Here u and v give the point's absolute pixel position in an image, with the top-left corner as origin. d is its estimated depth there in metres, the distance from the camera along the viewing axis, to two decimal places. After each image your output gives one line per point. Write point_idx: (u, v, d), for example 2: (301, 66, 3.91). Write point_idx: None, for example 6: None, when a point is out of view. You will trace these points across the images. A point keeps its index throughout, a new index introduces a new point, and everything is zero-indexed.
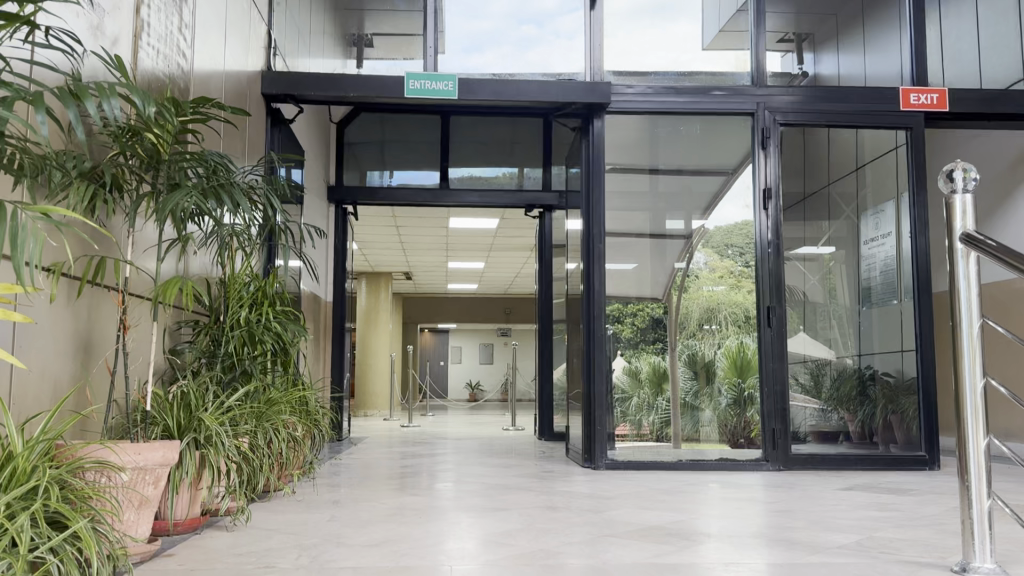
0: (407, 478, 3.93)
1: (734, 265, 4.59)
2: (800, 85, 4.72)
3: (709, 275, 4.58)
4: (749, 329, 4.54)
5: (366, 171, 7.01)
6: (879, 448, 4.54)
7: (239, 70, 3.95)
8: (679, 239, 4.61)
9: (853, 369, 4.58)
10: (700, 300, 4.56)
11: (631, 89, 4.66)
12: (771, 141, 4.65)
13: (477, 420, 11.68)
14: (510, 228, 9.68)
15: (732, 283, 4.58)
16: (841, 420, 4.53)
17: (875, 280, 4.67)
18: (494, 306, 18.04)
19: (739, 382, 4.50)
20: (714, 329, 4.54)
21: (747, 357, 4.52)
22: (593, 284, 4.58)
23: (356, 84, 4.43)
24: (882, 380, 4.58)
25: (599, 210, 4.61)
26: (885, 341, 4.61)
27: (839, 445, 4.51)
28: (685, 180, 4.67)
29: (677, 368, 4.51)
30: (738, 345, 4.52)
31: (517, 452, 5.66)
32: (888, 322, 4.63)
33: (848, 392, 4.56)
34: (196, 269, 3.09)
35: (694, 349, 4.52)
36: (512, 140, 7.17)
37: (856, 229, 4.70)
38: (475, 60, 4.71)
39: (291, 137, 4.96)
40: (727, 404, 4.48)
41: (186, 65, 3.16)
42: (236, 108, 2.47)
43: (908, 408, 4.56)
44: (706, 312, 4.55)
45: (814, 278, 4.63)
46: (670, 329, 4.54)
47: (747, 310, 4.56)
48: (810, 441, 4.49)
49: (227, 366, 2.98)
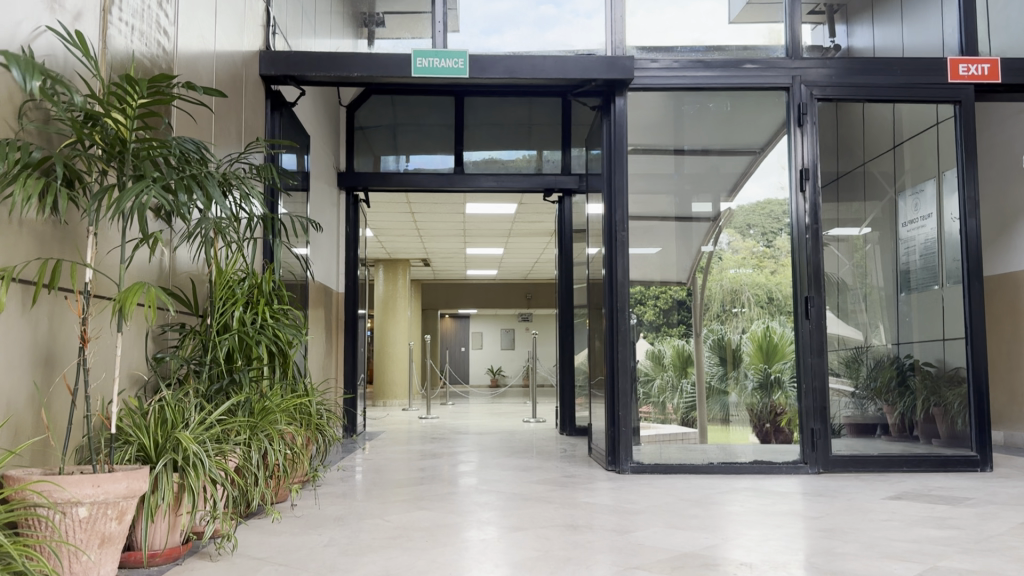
0: (419, 487, 3.67)
1: (756, 245, 4.27)
2: (834, 58, 4.37)
3: (733, 257, 4.27)
4: (773, 312, 4.23)
5: (379, 155, 6.75)
6: (920, 443, 4.21)
7: (233, 51, 3.68)
8: (705, 222, 4.30)
9: (890, 357, 4.27)
10: (722, 282, 4.26)
11: (655, 63, 4.34)
12: (809, 118, 4.31)
13: (498, 411, 11.43)
14: (530, 213, 9.39)
15: (755, 261, 4.26)
16: (878, 411, 4.21)
17: (914, 263, 4.34)
18: (516, 292, 17.78)
19: (765, 366, 4.19)
20: (739, 312, 4.23)
21: (775, 341, 4.20)
22: (616, 277, 4.28)
23: (361, 63, 4.16)
24: (922, 371, 4.27)
25: (622, 197, 4.31)
26: (926, 330, 4.29)
27: (877, 439, 4.18)
28: (711, 160, 4.35)
29: (703, 352, 4.21)
30: (764, 329, 4.21)
31: (538, 451, 5.39)
32: (930, 309, 4.30)
33: (884, 382, 4.24)
34: (182, 267, 2.85)
35: (720, 334, 4.21)
36: (529, 121, 6.87)
37: (895, 211, 4.37)
38: (495, 43, 4.35)
39: (293, 122, 4.69)
40: (760, 399, 4.18)
41: (168, 45, 2.90)
42: (210, 89, 2.22)
43: (952, 399, 4.25)
44: (730, 296, 4.24)
45: (850, 264, 4.30)
46: (696, 313, 4.24)
47: (773, 292, 4.25)
48: (845, 434, 4.16)
49: (217, 372, 2.74)
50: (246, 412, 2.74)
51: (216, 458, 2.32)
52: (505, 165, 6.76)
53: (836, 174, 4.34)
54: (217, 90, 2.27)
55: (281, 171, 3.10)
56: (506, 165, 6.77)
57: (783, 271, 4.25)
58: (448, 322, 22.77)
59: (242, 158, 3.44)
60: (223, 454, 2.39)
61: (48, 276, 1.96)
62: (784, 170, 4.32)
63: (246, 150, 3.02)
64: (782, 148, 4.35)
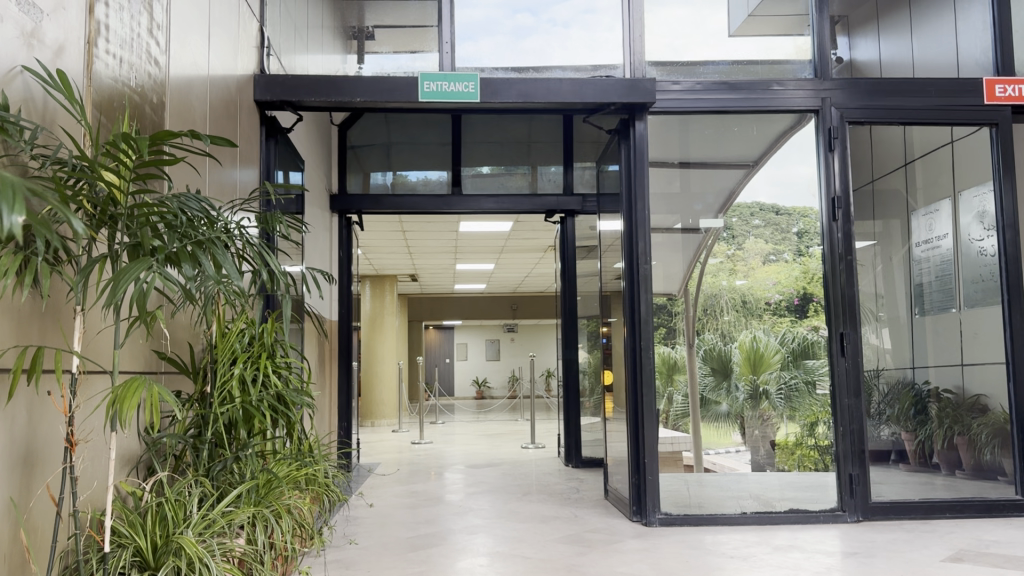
0: (433, 551, 3.35)
1: (725, 248, 4.03)
2: (832, 74, 4.11)
3: (717, 264, 4.03)
4: (748, 316, 4.00)
5: (370, 172, 6.46)
6: (941, 471, 3.97)
7: (227, 75, 3.37)
8: (694, 235, 4.04)
9: (907, 382, 4.02)
10: (705, 288, 4.01)
11: (677, 85, 4.08)
12: (839, 142, 4.07)
13: (492, 430, 11.11)
14: (524, 230, 9.13)
15: (725, 265, 4.03)
16: (894, 436, 3.95)
17: (928, 280, 4.11)
18: (501, 303, 17.53)
19: (754, 378, 3.96)
20: (720, 316, 3.99)
21: (761, 350, 3.98)
22: (639, 313, 3.99)
23: (361, 88, 3.85)
24: (941, 397, 4.03)
25: (645, 229, 4.03)
26: (941, 353, 4.05)
27: (891, 466, 3.92)
28: (716, 178, 4.06)
29: (694, 362, 3.98)
30: (751, 338, 3.99)
31: (548, 490, 5.11)
32: (947, 333, 4.06)
33: (902, 409, 4.00)
34: (177, 326, 2.55)
35: (710, 344, 3.98)
36: (529, 138, 6.60)
37: (907, 228, 4.13)
38: (469, 50, 4.14)
39: (287, 148, 4.38)
40: (755, 408, 3.93)
41: (159, 74, 2.58)
42: (214, 136, 1.93)
43: (979, 430, 4.02)
44: (709, 306, 3.99)
45: (797, 269, 4.03)
46: (686, 323, 3.98)
47: (746, 295, 4.02)
48: (868, 464, 3.89)
49: (217, 446, 2.44)
50: (251, 488, 2.45)
51: (222, 560, 2.02)
52: (504, 184, 6.47)
53: (807, 180, 4.08)
54: (223, 137, 1.99)
55: (286, 219, 2.84)
56: (504, 182, 6.48)
57: (751, 273, 4.03)
58: (432, 334, 22.48)
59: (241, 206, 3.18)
60: (229, 552, 2.09)
61: (26, 365, 1.65)
62: (804, 189, 4.07)
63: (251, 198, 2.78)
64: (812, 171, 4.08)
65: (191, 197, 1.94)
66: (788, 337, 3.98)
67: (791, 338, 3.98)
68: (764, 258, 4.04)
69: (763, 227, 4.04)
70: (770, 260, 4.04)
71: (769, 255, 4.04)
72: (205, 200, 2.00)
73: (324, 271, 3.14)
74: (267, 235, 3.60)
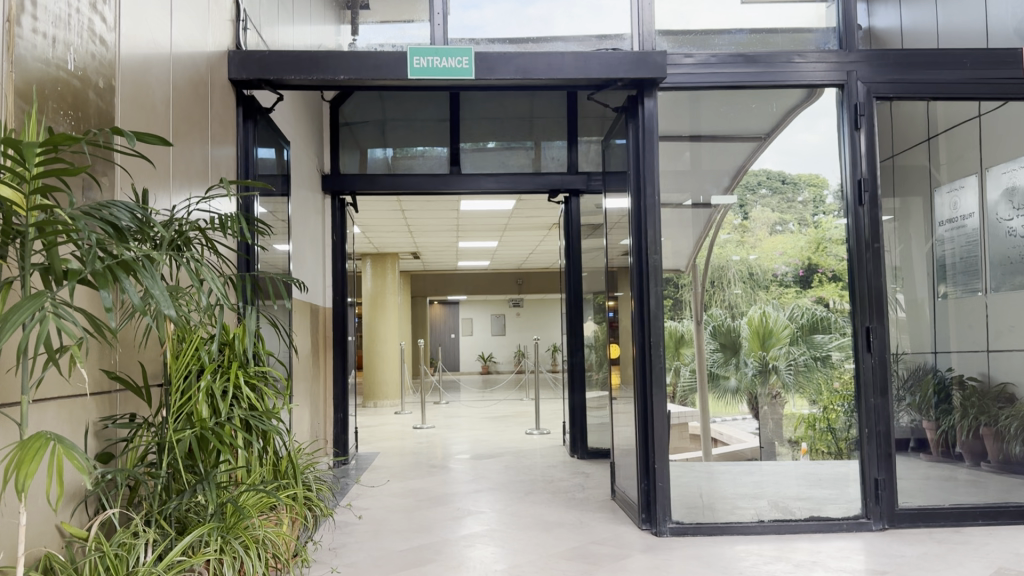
0: (426, 569, 3.09)
1: (733, 218, 3.75)
2: (856, 47, 3.77)
3: (732, 241, 3.74)
4: (759, 291, 3.73)
5: (366, 150, 6.15)
6: (965, 463, 3.71)
7: (195, 54, 3.07)
8: (703, 210, 3.74)
9: (928, 368, 3.74)
10: (712, 258, 3.73)
11: (690, 58, 3.75)
12: (865, 119, 3.74)
13: (497, 411, 10.87)
14: (528, 208, 8.83)
15: (734, 238, 3.74)
16: (912, 423, 3.70)
17: (951, 260, 3.80)
18: (507, 279, 17.27)
19: (764, 354, 3.70)
20: (731, 295, 3.72)
21: (773, 325, 3.71)
22: (648, 307, 3.69)
23: (345, 64, 3.53)
24: (967, 386, 3.75)
25: (656, 214, 3.72)
26: (964, 336, 3.76)
27: (910, 454, 3.66)
28: (728, 147, 3.76)
29: (703, 338, 3.70)
30: (761, 313, 3.71)
31: (553, 487, 4.85)
32: (970, 316, 3.76)
33: (923, 397, 3.73)
34: (133, 338, 2.29)
35: (720, 320, 3.71)
36: (531, 114, 6.27)
37: (930, 207, 3.82)
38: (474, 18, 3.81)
39: (267, 127, 4.05)
40: (767, 388, 3.68)
41: (106, 53, 2.28)
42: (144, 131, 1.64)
43: (1007, 422, 3.74)
44: (715, 275, 3.72)
45: (805, 239, 3.75)
46: (694, 297, 3.71)
47: (754, 267, 3.74)
48: (904, 455, 3.65)
49: (178, 472, 2.19)
50: (217, 516, 2.20)
51: None
52: (504, 162, 6.16)
53: (820, 146, 3.77)
54: (152, 134, 1.74)
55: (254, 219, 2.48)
56: (504, 161, 6.16)
57: (758, 244, 3.74)
58: (437, 309, 22.26)
59: (199, 205, 2.87)
60: None
61: None
62: (816, 156, 3.77)
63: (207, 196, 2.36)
64: (831, 137, 3.78)
65: (121, 205, 1.70)
66: (798, 312, 3.72)
67: (800, 313, 3.72)
68: (771, 228, 3.75)
69: (770, 196, 3.74)
70: (777, 230, 3.75)
71: (775, 225, 3.75)
72: (137, 208, 1.75)
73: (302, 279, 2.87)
74: (248, 261, 3.31)
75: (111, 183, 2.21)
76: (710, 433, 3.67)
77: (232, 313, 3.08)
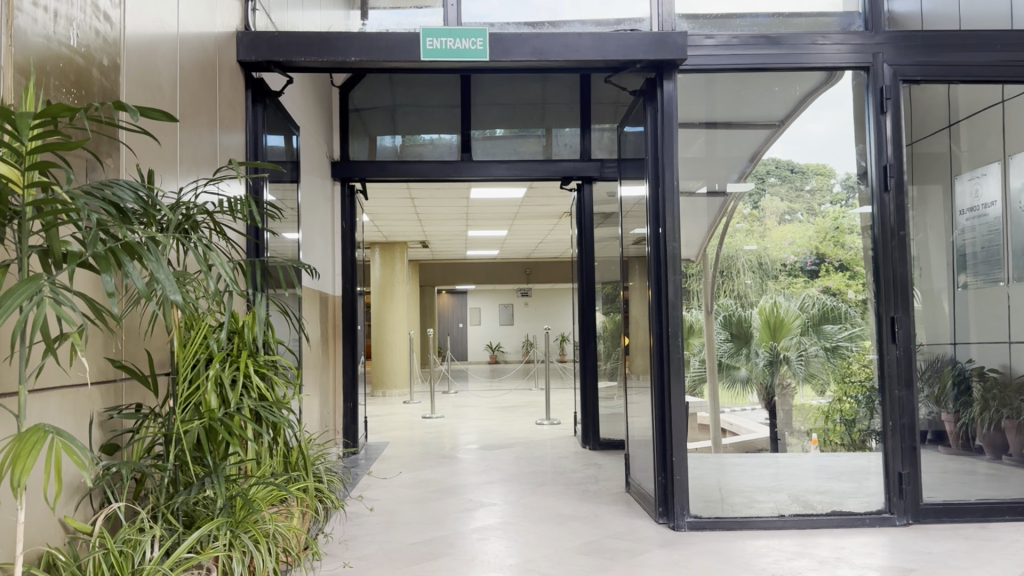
0: (438, 563, 3.01)
1: (741, 207, 3.65)
2: (882, 28, 3.66)
3: (742, 230, 3.65)
4: (770, 282, 3.63)
5: (375, 136, 6.05)
6: (986, 455, 3.59)
7: (202, 34, 2.98)
8: (716, 198, 3.65)
9: (948, 359, 3.63)
10: (724, 250, 3.64)
11: (710, 40, 3.64)
12: (891, 104, 3.64)
13: (506, 401, 10.80)
14: (539, 197, 8.74)
15: (743, 227, 3.65)
16: (932, 416, 3.60)
17: (973, 250, 3.69)
18: (515, 268, 17.19)
19: (774, 345, 3.61)
20: (747, 285, 3.63)
21: (782, 315, 3.62)
22: (666, 297, 3.60)
23: (356, 45, 3.43)
24: (988, 377, 3.64)
25: (673, 202, 3.62)
26: (986, 328, 3.64)
27: (929, 448, 3.55)
28: (743, 133, 3.66)
29: (713, 329, 3.62)
30: (772, 303, 3.62)
31: (566, 479, 4.78)
32: (990, 307, 3.66)
33: (942, 388, 3.62)
34: (137, 328, 2.21)
35: (731, 311, 3.62)
36: (543, 100, 6.17)
37: (950, 195, 3.71)
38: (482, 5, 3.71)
39: (276, 110, 3.96)
40: (775, 379, 3.60)
41: (109, 31, 2.19)
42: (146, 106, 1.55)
43: None
44: (724, 265, 3.63)
45: (813, 228, 3.65)
46: (703, 287, 3.63)
47: (763, 256, 3.64)
48: (931, 446, 3.56)
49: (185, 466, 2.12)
50: (225, 510, 2.12)
51: None
52: (516, 149, 6.07)
53: (827, 136, 3.67)
54: (158, 109, 1.65)
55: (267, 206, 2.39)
56: (517, 148, 6.08)
57: (768, 235, 3.65)
58: (445, 298, 22.19)
59: (206, 188, 2.79)
60: None
61: None
62: (827, 144, 3.67)
63: (215, 179, 2.27)
64: (839, 130, 3.68)
65: (125, 184, 1.61)
66: (809, 302, 3.62)
67: (811, 303, 3.62)
68: (780, 217, 3.65)
69: (778, 185, 3.65)
70: (786, 219, 3.65)
71: (784, 215, 3.65)
72: (144, 188, 1.67)
73: (311, 266, 2.78)
74: (257, 246, 3.24)
75: (116, 163, 2.13)
76: (720, 422, 3.59)
77: (242, 302, 3.01)
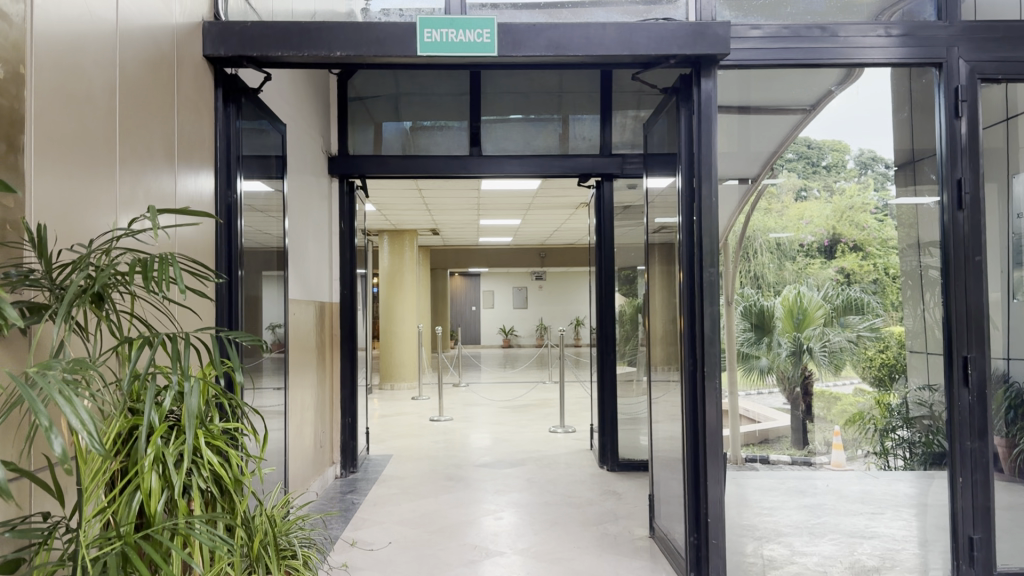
0: None
1: (761, 185, 3.19)
2: (956, 16, 3.12)
3: (761, 211, 3.19)
4: (796, 270, 3.16)
5: (377, 126, 5.57)
6: None
7: (148, 26, 2.47)
8: (740, 184, 3.18)
9: (1001, 378, 3.07)
10: (752, 233, 3.19)
11: (757, 31, 3.11)
12: (966, 106, 3.10)
13: (519, 398, 10.35)
14: (554, 187, 8.21)
15: (759, 204, 3.19)
16: (993, 452, 3.04)
17: None
18: (529, 253, 16.66)
19: (799, 335, 3.14)
20: (772, 270, 3.17)
21: (810, 308, 3.15)
22: (702, 331, 3.11)
23: (341, 38, 2.94)
24: None
25: (709, 201, 3.12)
26: None
27: (994, 501, 3.01)
28: (773, 111, 3.18)
29: (733, 319, 3.16)
30: (797, 294, 3.14)
31: (582, 514, 4.34)
32: None
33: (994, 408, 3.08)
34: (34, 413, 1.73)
35: (755, 301, 3.16)
36: (560, 89, 5.66)
37: (1008, 197, 3.13)
38: None
39: (256, 108, 3.48)
40: (800, 370, 3.14)
41: (6, 30, 1.72)
42: None
43: None
44: (742, 249, 3.18)
45: (830, 207, 3.19)
46: (724, 276, 3.17)
47: (782, 240, 3.18)
48: (1004, 504, 3.06)
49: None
50: None
51: None
52: (529, 140, 5.57)
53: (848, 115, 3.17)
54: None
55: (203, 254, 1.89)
56: (530, 140, 5.57)
57: (785, 212, 3.19)
58: (458, 282, 21.75)
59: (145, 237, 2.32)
60: None
61: None
62: (845, 117, 3.18)
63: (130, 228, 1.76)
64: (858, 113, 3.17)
65: None
66: (833, 291, 3.15)
67: (834, 291, 3.15)
68: (796, 194, 3.20)
69: (796, 161, 3.19)
70: (803, 196, 3.20)
71: (801, 191, 3.20)
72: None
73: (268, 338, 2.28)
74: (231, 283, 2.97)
75: (18, 200, 1.70)
76: (737, 408, 3.15)
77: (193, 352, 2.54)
